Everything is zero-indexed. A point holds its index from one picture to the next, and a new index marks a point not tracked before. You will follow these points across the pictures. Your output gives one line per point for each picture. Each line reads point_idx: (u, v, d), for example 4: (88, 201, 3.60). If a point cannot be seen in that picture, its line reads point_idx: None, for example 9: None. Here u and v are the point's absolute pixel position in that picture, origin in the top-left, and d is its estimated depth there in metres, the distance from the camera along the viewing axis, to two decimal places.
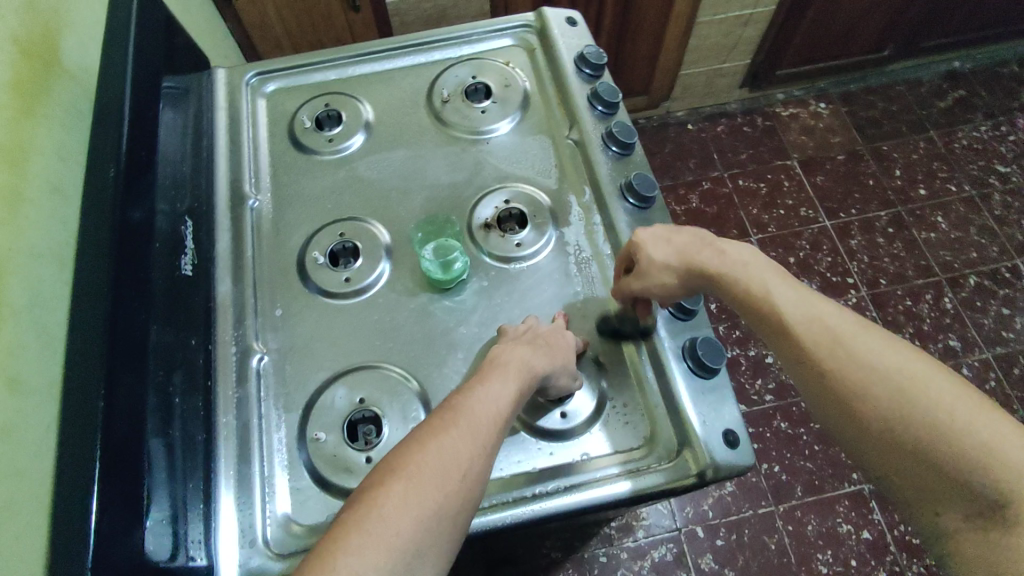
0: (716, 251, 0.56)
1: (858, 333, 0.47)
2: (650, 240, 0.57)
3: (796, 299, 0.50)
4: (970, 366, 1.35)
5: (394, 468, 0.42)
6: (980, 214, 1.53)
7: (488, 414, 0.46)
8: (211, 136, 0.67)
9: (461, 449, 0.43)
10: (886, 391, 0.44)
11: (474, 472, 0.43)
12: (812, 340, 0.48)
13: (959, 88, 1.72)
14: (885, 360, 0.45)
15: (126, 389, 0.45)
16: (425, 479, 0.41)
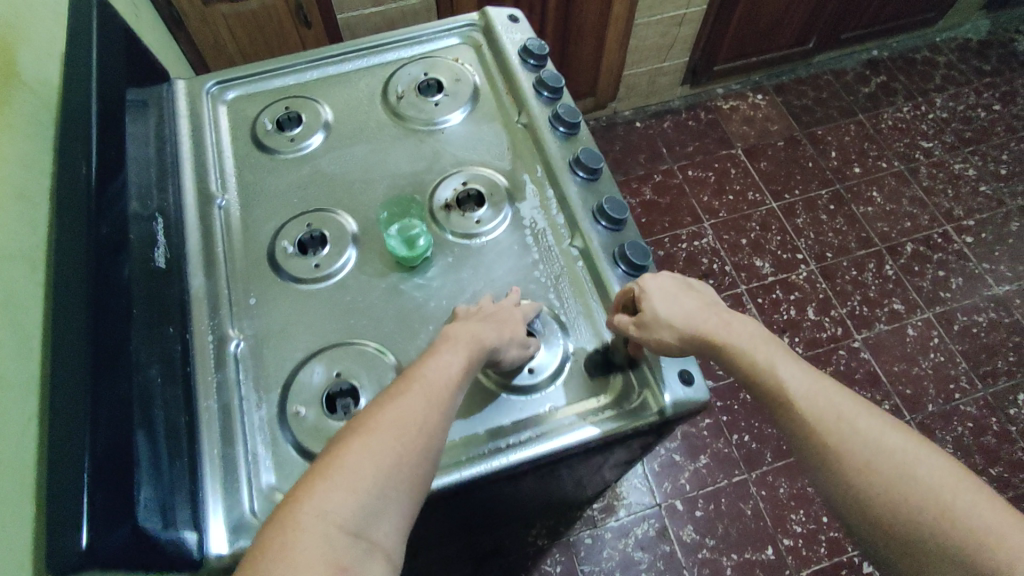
0: (722, 319, 0.58)
1: (866, 419, 0.50)
2: (654, 293, 0.58)
3: (806, 381, 0.53)
4: (914, 327, 1.45)
5: (355, 430, 0.44)
6: (910, 187, 1.65)
7: (442, 382, 0.49)
8: (174, 142, 0.69)
9: (416, 408, 0.46)
10: (891, 470, 0.47)
11: (433, 428, 0.46)
12: (818, 415, 0.51)
13: (880, 74, 1.86)
14: (886, 442, 0.48)
15: (114, 371, 0.46)
16: (384, 434, 0.43)
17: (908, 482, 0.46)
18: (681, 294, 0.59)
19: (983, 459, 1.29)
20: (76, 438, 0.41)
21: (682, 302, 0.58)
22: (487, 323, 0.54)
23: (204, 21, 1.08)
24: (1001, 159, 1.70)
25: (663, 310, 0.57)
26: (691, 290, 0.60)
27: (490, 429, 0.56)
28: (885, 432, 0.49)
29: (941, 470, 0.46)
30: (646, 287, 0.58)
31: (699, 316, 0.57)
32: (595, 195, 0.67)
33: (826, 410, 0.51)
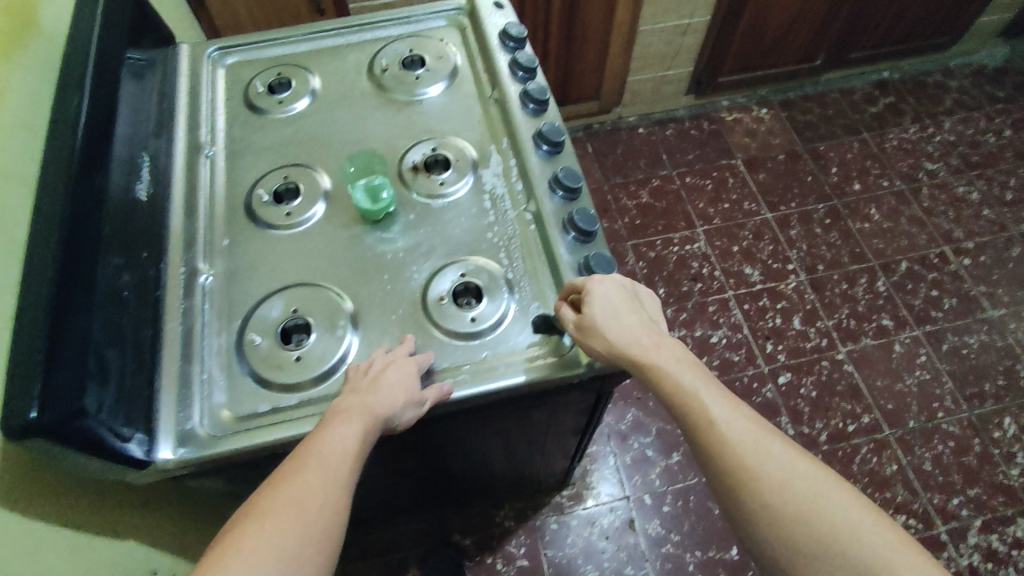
0: (658, 337, 0.58)
1: (783, 452, 0.51)
2: (600, 302, 0.58)
3: (728, 413, 0.54)
4: (902, 343, 1.44)
5: (252, 512, 0.46)
6: (909, 206, 1.65)
7: (338, 455, 0.50)
8: (172, 97, 0.75)
9: (313, 484, 0.48)
10: (805, 500, 0.48)
11: (332, 500, 0.48)
12: (740, 443, 0.52)
13: (888, 95, 1.87)
14: (801, 470, 0.50)
15: (81, 278, 0.50)
16: (283, 519, 0.45)
17: (826, 519, 0.48)
18: (624, 308, 0.59)
19: (962, 479, 1.28)
20: (35, 328, 0.45)
21: (622, 317, 0.58)
22: (380, 389, 0.55)
23: (224, 2, 1.15)
24: (1006, 185, 1.69)
25: (601, 324, 0.57)
26: (637, 304, 0.60)
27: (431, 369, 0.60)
28: (802, 465, 0.51)
29: (853, 505, 0.48)
30: (590, 286, 0.59)
31: (637, 333, 0.57)
32: (554, 166, 0.71)
33: (747, 443, 0.52)
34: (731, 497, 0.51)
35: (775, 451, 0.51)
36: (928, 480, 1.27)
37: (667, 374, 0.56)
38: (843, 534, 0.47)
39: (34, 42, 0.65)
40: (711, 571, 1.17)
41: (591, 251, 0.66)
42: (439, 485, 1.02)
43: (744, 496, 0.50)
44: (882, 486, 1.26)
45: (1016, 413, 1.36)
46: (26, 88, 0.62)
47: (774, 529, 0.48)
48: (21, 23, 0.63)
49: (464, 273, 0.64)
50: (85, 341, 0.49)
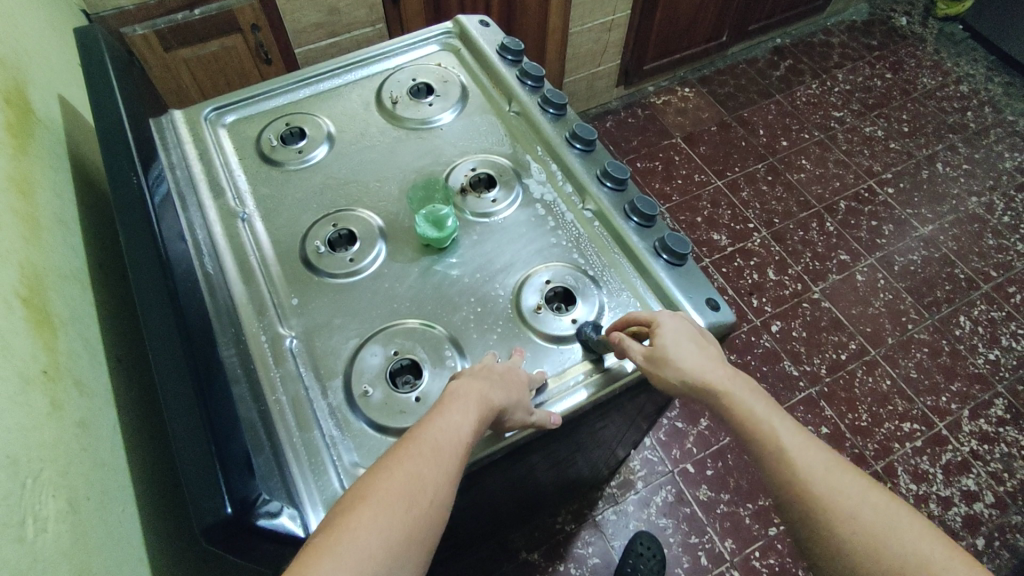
0: (729, 371, 0.56)
1: (856, 484, 0.51)
2: (673, 335, 0.56)
3: (798, 441, 0.53)
4: (862, 272, 1.59)
5: (361, 496, 0.42)
6: (832, 152, 1.83)
7: (448, 447, 0.47)
8: (184, 166, 0.71)
9: (424, 473, 0.44)
10: (869, 532, 0.48)
11: (440, 496, 0.44)
12: (805, 471, 0.51)
13: (786, 59, 2.06)
14: (866, 503, 0.49)
15: (205, 368, 0.49)
16: (393, 504, 0.41)
17: (900, 550, 0.47)
18: (696, 343, 0.56)
19: (943, 378, 1.43)
20: (192, 427, 0.44)
21: (694, 349, 0.56)
22: (493, 382, 0.53)
23: (166, 66, 1.09)
24: (902, 119, 1.91)
25: (675, 356, 0.55)
26: (708, 341, 0.58)
27: (556, 372, 0.61)
28: (874, 497, 0.50)
29: (929, 540, 0.47)
30: (660, 320, 0.57)
31: (707, 367, 0.55)
32: (594, 163, 0.74)
33: (822, 472, 0.51)
34: (802, 523, 0.50)
35: (849, 482, 0.51)
36: (918, 386, 1.41)
37: (740, 402, 0.54)
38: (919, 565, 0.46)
39: (39, 130, 0.59)
40: (767, 519, 1.23)
41: (658, 234, 0.69)
42: (504, 510, 1.01)
43: (806, 510, 0.50)
44: (884, 402, 1.39)
45: (968, 311, 1.53)
46: (48, 180, 0.57)
47: (847, 555, 0.48)
48: (25, 113, 0.58)
49: (551, 279, 0.66)
50: (235, 428, 0.48)
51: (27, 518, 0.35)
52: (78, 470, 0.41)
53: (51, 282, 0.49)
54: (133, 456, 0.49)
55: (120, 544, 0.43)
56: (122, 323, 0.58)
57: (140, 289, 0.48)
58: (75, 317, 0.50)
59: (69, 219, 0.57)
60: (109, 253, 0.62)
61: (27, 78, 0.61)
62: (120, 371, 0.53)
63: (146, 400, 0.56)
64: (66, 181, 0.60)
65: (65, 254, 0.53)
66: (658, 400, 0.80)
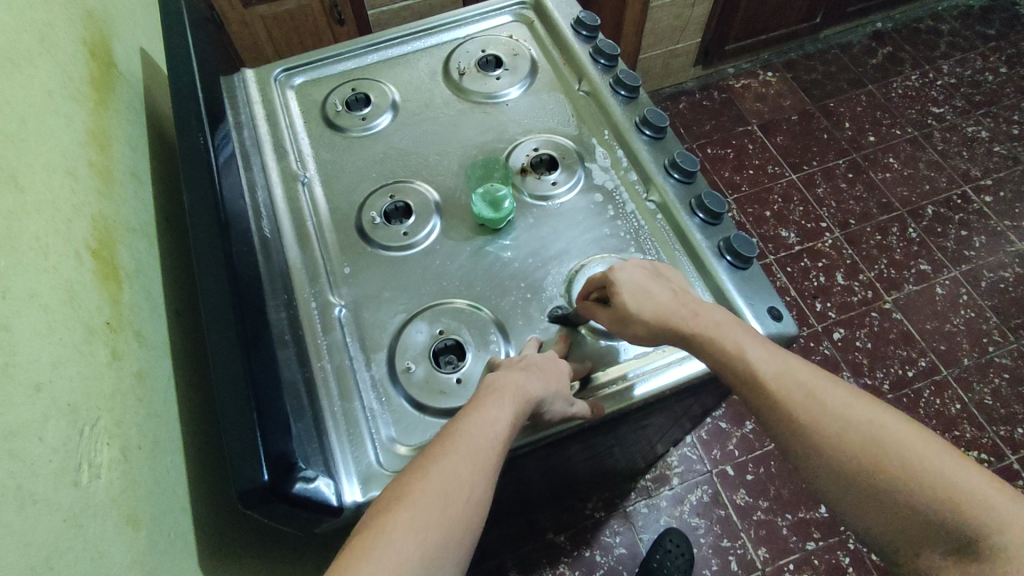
0: (690, 311, 0.54)
1: (840, 397, 0.49)
2: (627, 285, 0.55)
3: (783, 367, 0.51)
4: (943, 285, 1.47)
5: (398, 499, 0.41)
6: (925, 151, 1.68)
7: (486, 443, 0.46)
8: (252, 126, 0.72)
9: (462, 471, 0.43)
10: (866, 443, 0.46)
11: (479, 491, 0.43)
12: (792, 393, 0.50)
13: (885, 46, 1.90)
14: (859, 415, 0.48)
15: (255, 333, 0.50)
16: (430, 505, 0.41)
17: (888, 458, 0.45)
18: (655, 286, 0.56)
19: (1022, 408, 1.31)
20: (236, 392, 0.45)
21: (654, 294, 0.55)
22: (531, 370, 0.52)
23: (243, 22, 1.11)
24: (1011, 120, 1.74)
25: (636, 308, 0.54)
26: (662, 277, 0.57)
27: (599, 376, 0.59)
28: (864, 410, 0.48)
29: (920, 445, 0.45)
30: (615, 275, 0.56)
31: (671, 304, 0.55)
32: (663, 151, 0.70)
33: (802, 394, 0.50)
34: (788, 444, 0.50)
35: (830, 395, 0.49)
36: (991, 414, 1.31)
37: (705, 338, 0.53)
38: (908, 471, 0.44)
39: (119, 84, 0.61)
40: (805, 532, 1.19)
41: (724, 233, 0.65)
42: (535, 492, 1.01)
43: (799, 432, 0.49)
44: (950, 426, 1.29)
45: None
46: (124, 134, 0.58)
47: (833, 471, 0.47)
48: (107, 66, 0.59)
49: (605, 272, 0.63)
50: (278, 392, 0.49)
51: (82, 464, 0.36)
52: (132, 420, 0.43)
53: (121, 235, 0.51)
54: (184, 409, 0.51)
55: (166, 494, 0.44)
56: (183, 277, 0.60)
57: (199, 249, 0.50)
58: (139, 270, 0.51)
59: (141, 173, 0.59)
60: (176, 208, 0.64)
61: (112, 30, 0.63)
62: (178, 326, 0.55)
63: (201, 354, 0.58)
64: (141, 135, 0.61)
65: (134, 208, 0.55)
66: (704, 404, 0.77)
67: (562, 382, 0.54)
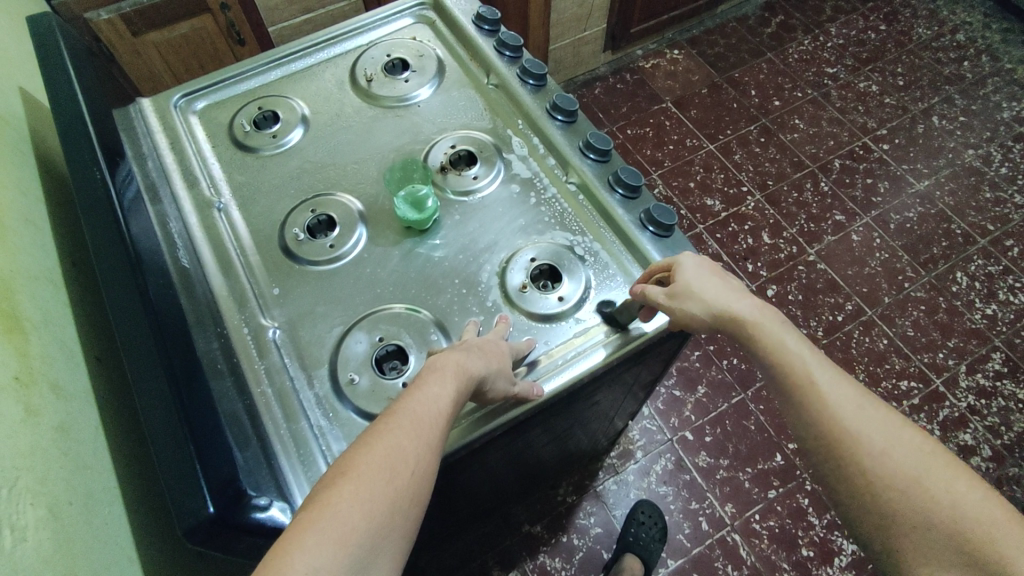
0: (750, 303, 0.57)
1: (883, 418, 0.50)
2: (693, 270, 0.58)
3: (831, 378, 0.52)
4: (858, 232, 1.57)
5: (342, 472, 0.40)
6: (825, 110, 1.79)
7: (428, 417, 0.46)
8: (156, 156, 0.69)
9: (406, 446, 0.43)
10: (902, 467, 0.47)
11: (422, 465, 0.43)
12: (836, 405, 0.50)
13: (778, 15, 2.00)
14: (894, 438, 0.48)
15: (184, 367, 0.48)
16: (375, 478, 0.40)
17: (952, 505, 0.44)
18: (718, 278, 0.58)
19: (940, 334, 1.42)
20: (169, 428, 0.43)
21: (716, 283, 0.57)
22: (471, 352, 0.52)
23: (135, 52, 1.06)
24: (897, 72, 1.87)
25: (697, 289, 0.57)
26: (728, 274, 0.60)
27: (524, 372, 0.58)
28: (901, 434, 0.48)
29: (962, 478, 0.45)
30: (681, 262, 0.59)
31: (732, 297, 0.57)
32: (576, 133, 0.72)
33: (848, 407, 0.50)
34: (823, 450, 0.50)
35: (879, 420, 0.49)
36: (915, 344, 1.41)
37: (764, 333, 0.55)
38: (942, 500, 0.44)
39: None
40: (766, 482, 1.25)
41: (644, 205, 0.67)
42: (504, 487, 1.01)
43: (835, 440, 0.49)
44: (880, 361, 1.38)
45: (965, 267, 1.52)
46: (11, 179, 0.55)
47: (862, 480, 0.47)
48: None
49: (537, 258, 0.64)
50: (214, 422, 0.47)
51: (5, 528, 0.34)
52: (59, 475, 0.41)
53: (21, 283, 0.48)
54: (118, 459, 0.49)
55: (107, 545, 0.42)
56: (100, 324, 0.57)
57: (111, 287, 0.47)
58: (47, 319, 0.49)
59: (37, 218, 0.55)
60: (83, 252, 0.61)
61: None
62: (100, 372, 0.53)
63: (127, 400, 0.55)
64: (32, 180, 0.58)
65: (33, 256, 0.52)
66: (651, 372, 0.79)
67: (504, 363, 0.54)
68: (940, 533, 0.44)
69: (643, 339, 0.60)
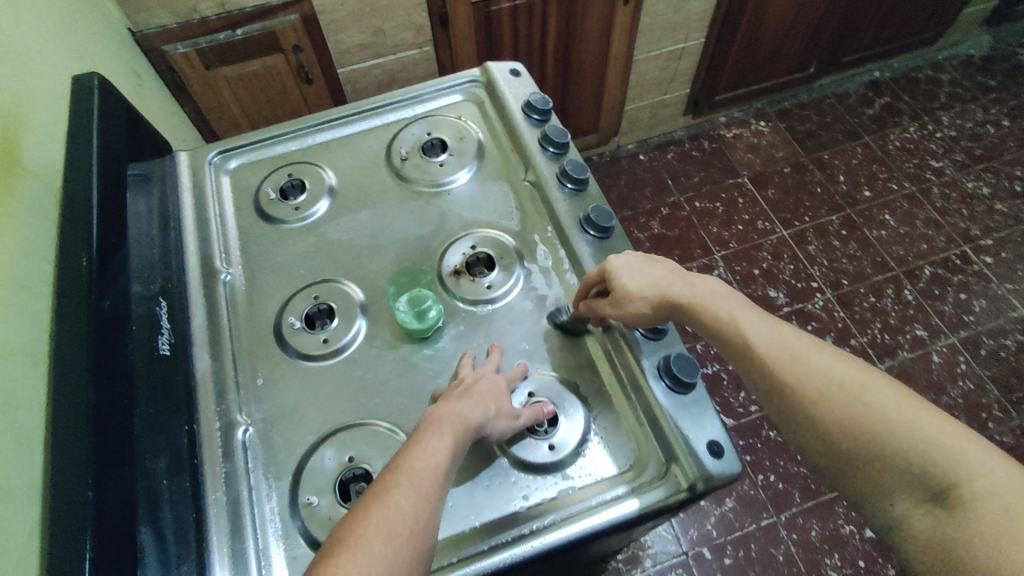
0: (686, 283, 0.59)
1: (825, 356, 0.52)
2: (624, 269, 0.59)
3: (767, 329, 0.55)
4: (940, 353, 1.40)
5: (344, 540, 0.42)
6: (923, 208, 1.62)
7: (430, 473, 0.47)
8: (177, 217, 0.68)
9: (404, 506, 0.44)
10: (851, 401, 0.48)
11: (423, 519, 0.45)
12: (777, 354, 0.53)
13: (883, 95, 1.85)
14: (840, 374, 0.50)
15: (117, 486, 0.44)
16: (375, 544, 0.42)
17: (898, 429, 0.46)
18: (647, 266, 0.60)
19: None
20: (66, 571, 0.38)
21: (647, 275, 0.60)
22: (471, 398, 0.52)
23: (207, 84, 1.08)
24: (1014, 176, 1.67)
25: (634, 288, 0.58)
26: (655, 261, 0.62)
27: (486, 522, 0.53)
28: (843, 368, 0.50)
29: (906, 402, 0.47)
30: (612, 263, 0.60)
31: (667, 282, 0.59)
32: (607, 253, 0.65)
33: (789, 355, 0.52)
34: (778, 402, 0.52)
35: (819, 357, 0.51)
36: None
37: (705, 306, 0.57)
38: (889, 424, 0.46)
39: (22, 185, 0.57)
40: None
41: (667, 348, 0.60)
42: None
43: (786, 391, 0.51)
44: None
45: None
46: (19, 241, 0.55)
47: (817, 424, 0.49)
48: (7, 167, 0.56)
49: (534, 393, 0.58)
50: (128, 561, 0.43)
51: None
52: None
53: None
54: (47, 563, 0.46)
55: None
56: None
57: (55, 380, 0.44)
58: (11, 401, 0.47)
59: (37, 282, 0.55)
60: None
61: (24, 125, 0.60)
62: None
63: None
64: (45, 239, 0.58)
65: (17, 328, 0.51)
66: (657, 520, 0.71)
67: (503, 403, 0.54)
68: (894, 458, 0.45)
69: (625, 519, 0.52)
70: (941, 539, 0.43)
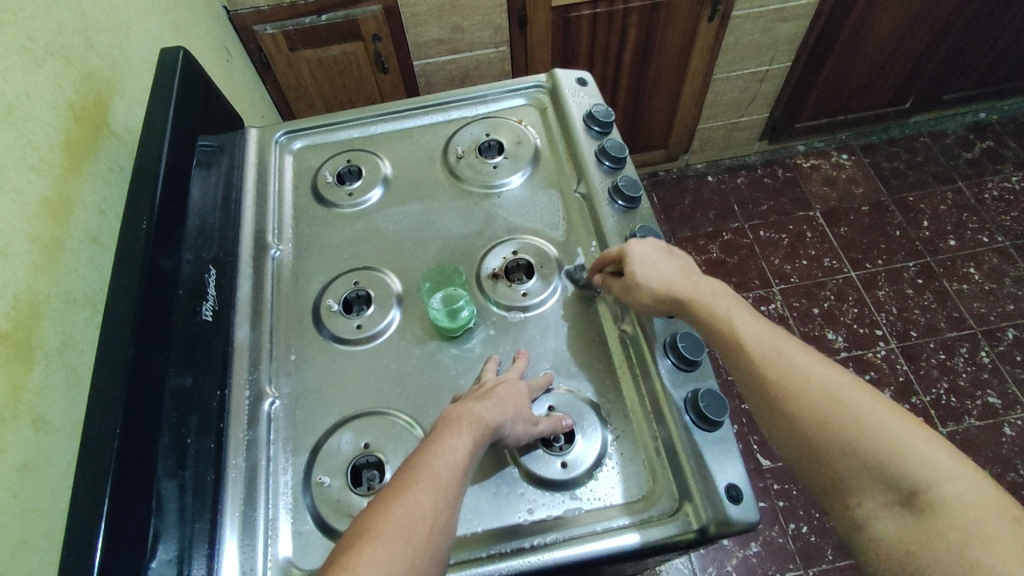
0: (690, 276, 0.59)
1: (811, 360, 0.52)
2: (641, 257, 0.59)
3: (759, 328, 0.55)
4: (1013, 425, 1.28)
5: (362, 533, 0.42)
6: (1015, 266, 1.49)
7: (450, 473, 0.47)
8: (240, 189, 0.71)
9: (423, 502, 0.44)
10: (832, 404, 0.48)
11: (441, 518, 0.44)
12: (763, 353, 0.53)
13: (986, 139, 1.71)
14: (822, 378, 0.50)
15: (145, 438, 0.47)
16: (394, 538, 0.41)
17: (874, 434, 0.46)
18: (665, 257, 0.61)
19: None
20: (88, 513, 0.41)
21: (660, 262, 0.60)
22: (489, 400, 0.52)
23: (290, 64, 1.13)
24: None
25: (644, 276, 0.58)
26: (673, 256, 0.61)
27: (488, 529, 0.52)
28: (828, 373, 0.51)
29: (886, 410, 0.47)
30: (630, 247, 0.60)
31: (677, 276, 0.59)
32: None
33: (776, 355, 0.52)
34: (759, 400, 0.52)
35: (804, 361, 0.52)
36: None
37: (702, 297, 0.57)
38: (866, 430, 0.46)
39: (106, 145, 0.61)
40: None
41: (698, 382, 0.58)
42: None
43: (768, 390, 0.51)
44: None
45: None
46: (95, 197, 0.59)
47: (795, 424, 0.49)
48: (95, 128, 0.60)
49: (554, 407, 0.57)
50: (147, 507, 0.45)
51: None
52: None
53: (52, 308, 0.50)
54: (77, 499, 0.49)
55: None
56: None
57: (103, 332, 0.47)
58: (66, 345, 0.51)
59: (106, 236, 0.59)
60: None
61: (115, 89, 0.64)
62: None
63: None
64: (119, 197, 0.62)
65: (82, 277, 0.54)
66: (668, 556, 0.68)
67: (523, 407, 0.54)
68: (869, 463, 0.45)
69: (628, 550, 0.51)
70: (907, 547, 0.43)
